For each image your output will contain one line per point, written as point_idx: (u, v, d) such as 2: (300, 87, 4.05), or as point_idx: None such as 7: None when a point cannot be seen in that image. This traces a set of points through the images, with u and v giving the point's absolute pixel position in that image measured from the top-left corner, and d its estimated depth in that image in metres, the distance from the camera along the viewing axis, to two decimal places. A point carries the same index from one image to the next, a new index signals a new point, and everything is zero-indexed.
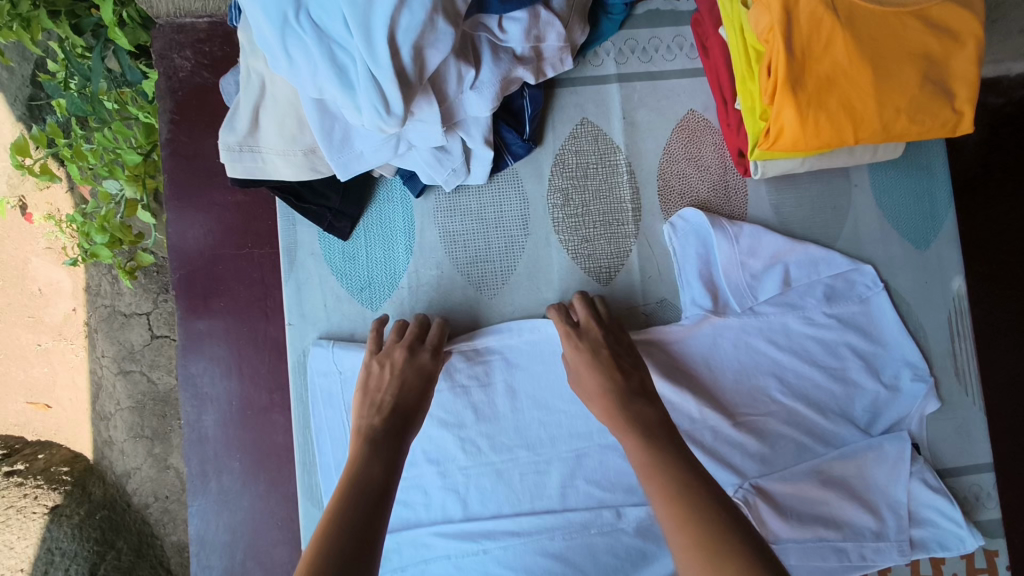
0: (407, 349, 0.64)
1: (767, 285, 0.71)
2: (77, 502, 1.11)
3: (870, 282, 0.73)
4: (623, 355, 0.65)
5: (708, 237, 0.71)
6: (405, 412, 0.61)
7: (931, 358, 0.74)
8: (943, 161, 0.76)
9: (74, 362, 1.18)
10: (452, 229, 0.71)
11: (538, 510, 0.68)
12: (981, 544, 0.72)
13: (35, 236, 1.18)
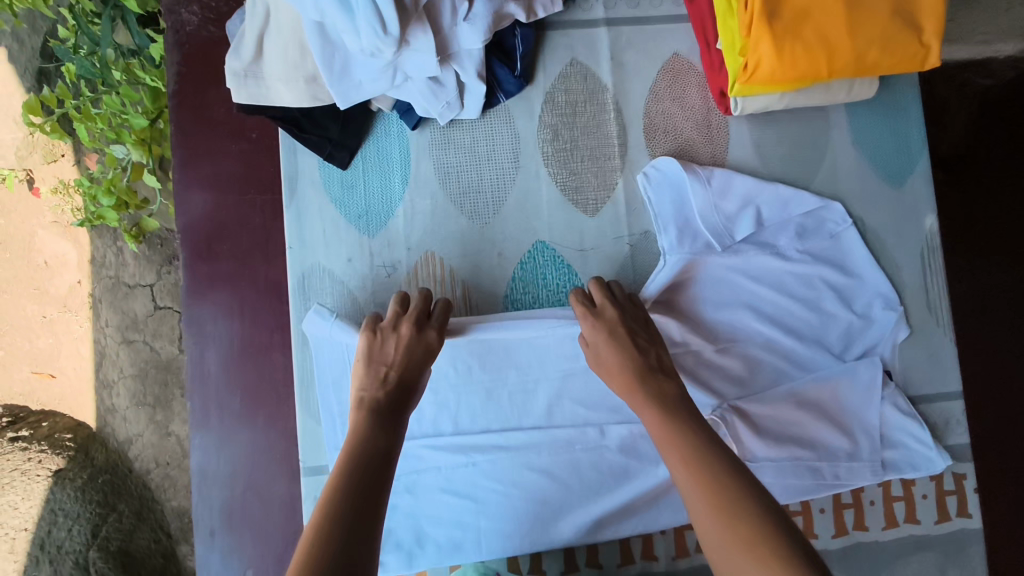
0: (414, 325, 0.66)
1: (743, 227, 0.73)
2: (80, 466, 1.15)
3: (839, 219, 0.77)
4: (639, 332, 0.67)
5: (680, 187, 0.73)
6: (409, 387, 0.63)
7: (904, 290, 0.78)
8: (917, 104, 0.80)
9: (78, 334, 1.21)
10: (446, 161, 0.74)
11: (525, 427, 0.72)
12: (948, 465, 0.76)
13: (41, 210, 1.20)
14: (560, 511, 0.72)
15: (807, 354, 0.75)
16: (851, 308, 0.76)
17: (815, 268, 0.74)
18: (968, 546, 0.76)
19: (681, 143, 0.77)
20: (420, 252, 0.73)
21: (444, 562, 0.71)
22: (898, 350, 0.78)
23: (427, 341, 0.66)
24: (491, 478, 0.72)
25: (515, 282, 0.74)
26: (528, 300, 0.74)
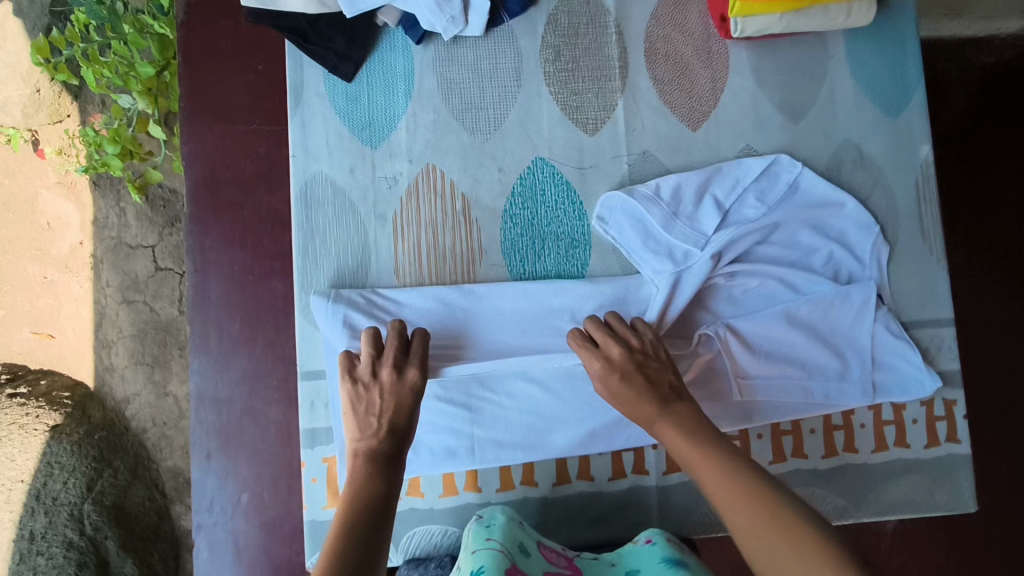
0: (393, 368, 0.65)
1: (707, 219, 0.73)
2: (77, 422, 1.14)
3: (789, 167, 0.76)
4: (648, 364, 0.67)
5: (634, 208, 0.73)
6: (400, 433, 0.64)
7: (898, 217, 0.79)
8: (914, 37, 0.81)
9: (78, 293, 1.22)
10: (450, 78, 0.76)
11: (520, 339, 0.72)
12: (938, 389, 0.77)
13: (44, 170, 1.22)
14: (553, 422, 0.73)
15: (794, 281, 0.76)
16: (837, 232, 0.77)
17: (783, 208, 0.75)
18: (957, 471, 0.77)
19: (681, 68, 0.78)
20: (421, 164, 0.75)
21: (438, 468, 0.72)
22: (891, 274, 0.78)
23: (412, 378, 0.65)
24: (485, 387, 0.72)
25: (514, 196, 0.75)
26: (527, 215, 0.75)
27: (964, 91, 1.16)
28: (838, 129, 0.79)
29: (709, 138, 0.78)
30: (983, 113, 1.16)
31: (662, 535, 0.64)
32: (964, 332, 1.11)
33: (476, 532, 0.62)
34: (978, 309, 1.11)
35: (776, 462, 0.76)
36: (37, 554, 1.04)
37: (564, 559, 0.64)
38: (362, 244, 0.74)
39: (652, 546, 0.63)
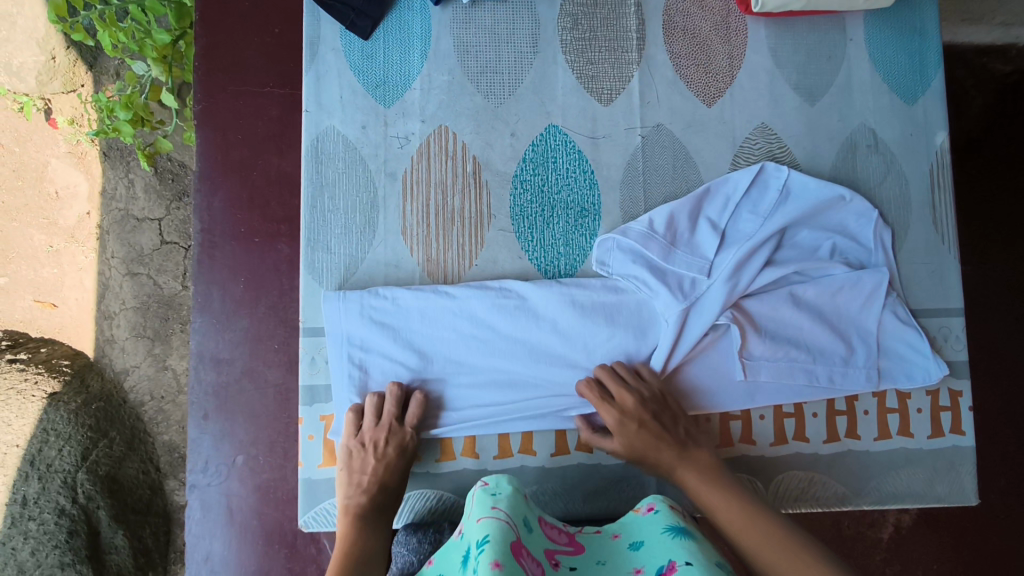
0: (388, 433, 0.67)
1: (705, 243, 0.74)
2: (75, 391, 1.12)
3: (776, 172, 0.76)
4: (663, 413, 0.69)
5: (632, 244, 0.72)
6: (390, 495, 0.66)
7: (910, 204, 0.78)
8: (934, 23, 0.80)
9: (83, 264, 1.22)
10: (466, 40, 0.76)
11: (523, 335, 0.71)
12: (944, 379, 0.76)
13: (55, 140, 1.23)
14: (553, 391, 0.72)
15: (802, 273, 0.75)
16: (841, 218, 0.77)
17: (779, 214, 0.75)
18: (959, 463, 0.75)
19: (699, 42, 0.78)
20: (433, 125, 0.75)
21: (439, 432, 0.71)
22: (901, 260, 0.78)
23: (405, 445, 0.67)
24: (489, 358, 0.71)
25: (525, 162, 0.75)
26: (537, 182, 0.75)
27: (979, 97, 1.15)
28: (854, 113, 0.79)
29: (724, 114, 0.77)
30: (998, 120, 1.15)
31: (664, 502, 0.60)
32: (968, 336, 1.11)
33: (479, 499, 0.57)
34: (982, 314, 1.11)
35: (776, 445, 0.75)
36: (29, 519, 1.02)
37: (565, 536, 0.60)
38: (371, 202, 0.73)
39: (655, 515, 0.59)
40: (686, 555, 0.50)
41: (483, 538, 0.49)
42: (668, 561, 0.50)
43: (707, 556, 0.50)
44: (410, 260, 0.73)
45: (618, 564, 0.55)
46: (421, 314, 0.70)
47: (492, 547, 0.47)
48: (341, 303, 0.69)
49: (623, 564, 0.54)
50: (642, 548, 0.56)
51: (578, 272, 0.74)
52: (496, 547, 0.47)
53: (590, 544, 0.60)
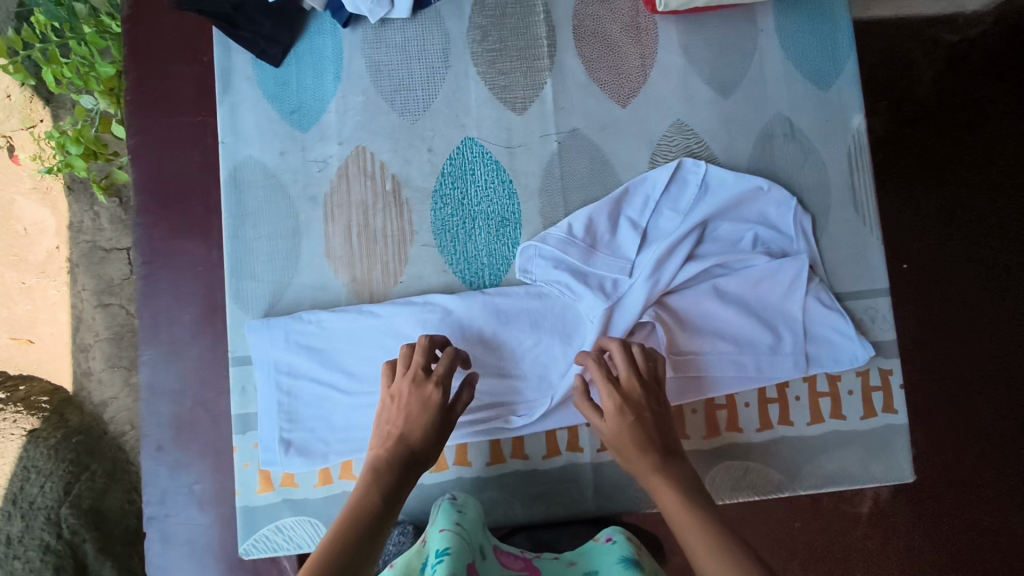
0: (412, 380, 0.65)
1: (626, 243, 0.75)
2: (54, 426, 1.13)
3: (694, 167, 0.77)
4: (662, 416, 0.66)
5: (553, 250, 0.73)
6: (417, 446, 0.63)
7: (830, 188, 0.79)
8: (843, 8, 0.81)
9: (55, 299, 1.21)
10: (378, 59, 0.76)
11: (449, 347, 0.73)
12: (872, 359, 0.77)
13: (19, 177, 1.22)
14: (483, 402, 0.73)
15: (724, 264, 0.76)
16: (761, 207, 0.78)
17: (698, 209, 0.77)
18: (892, 441, 0.77)
19: (609, 44, 0.79)
20: (351, 146, 0.75)
21: None
22: (824, 245, 0.79)
23: (427, 395, 0.65)
24: None
25: (443, 177, 0.76)
26: (457, 196, 0.76)
27: (930, 70, 1.19)
28: (769, 103, 0.80)
29: (638, 114, 0.79)
30: (948, 95, 1.19)
31: (621, 535, 0.66)
32: (916, 310, 1.14)
33: (442, 514, 0.62)
34: (929, 288, 1.14)
35: (709, 438, 0.76)
36: (14, 558, 1.03)
37: (521, 561, 0.64)
38: (293, 227, 0.74)
39: (612, 545, 0.65)
40: None
41: (442, 550, 0.54)
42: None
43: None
44: (335, 282, 0.74)
45: None
46: (348, 333, 0.72)
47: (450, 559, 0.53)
48: (267, 332, 0.71)
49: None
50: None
51: (503, 281, 0.75)
52: (454, 560, 0.52)
53: (547, 566, 0.64)
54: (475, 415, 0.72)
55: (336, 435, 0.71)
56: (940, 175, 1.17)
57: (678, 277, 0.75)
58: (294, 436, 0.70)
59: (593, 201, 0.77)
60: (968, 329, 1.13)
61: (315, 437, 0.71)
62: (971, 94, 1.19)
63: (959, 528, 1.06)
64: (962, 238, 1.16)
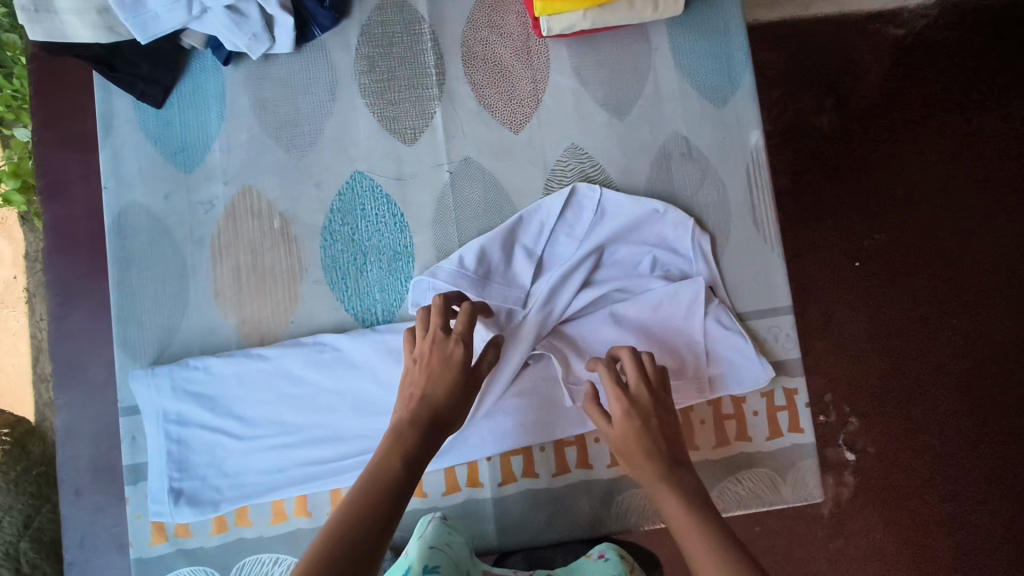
0: (434, 341, 0.63)
1: (522, 272, 0.74)
2: (14, 459, 0.89)
3: (590, 191, 0.76)
4: (668, 424, 0.65)
5: (445, 283, 0.72)
6: (443, 402, 0.61)
7: (728, 208, 0.79)
8: (738, 23, 0.80)
9: None
10: (262, 96, 0.75)
11: (341, 386, 0.72)
12: (774, 379, 0.77)
13: None
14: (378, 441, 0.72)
15: (621, 288, 0.75)
16: (659, 230, 0.77)
17: (595, 234, 0.76)
18: (799, 461, 0.76)
19: (500, 69, 0.78)
20: (237, 186, 0.74)
21: (268, 495, 0.71)
22: (725, 264, 0.78)
23: (453, 354, 0.63)
24: (313, 413, 0.72)
25: (333, 213, 0.75)
26: (347, 231, 0.75)
27: (875, 65, 1.19)
28: (666, 122, 0.79)
29: (532, 139, 0.77)
30: (893, 94, 1.19)
31: (616, 552, 0.64)
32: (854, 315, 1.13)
33: (433, 528, 0.63)
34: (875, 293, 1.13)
35: (613, 466, 0.75)
36: None
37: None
38: (180, 271, 0.73)
39: (604, 562, 0.63)
40: None
41: (430, 568, 0.56)
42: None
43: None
44: (224, 325, 0.73)
45: None
46: (237, 378, 0.71)
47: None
48: (151, 381, 0.70)
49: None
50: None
51: (396, 317, 0.74)
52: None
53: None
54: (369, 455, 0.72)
55: (229, 481, 0.71)
56: (888, 176, 1.17)
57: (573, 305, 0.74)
58: (186, 485, 0.70)
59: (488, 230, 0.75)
60: (911, 333, 1.13)
61: (207, 484, 0.70)
62: (915, 93, 1.19)
63: (900, 531, 1.08)
64: (905, 242, 1.16)
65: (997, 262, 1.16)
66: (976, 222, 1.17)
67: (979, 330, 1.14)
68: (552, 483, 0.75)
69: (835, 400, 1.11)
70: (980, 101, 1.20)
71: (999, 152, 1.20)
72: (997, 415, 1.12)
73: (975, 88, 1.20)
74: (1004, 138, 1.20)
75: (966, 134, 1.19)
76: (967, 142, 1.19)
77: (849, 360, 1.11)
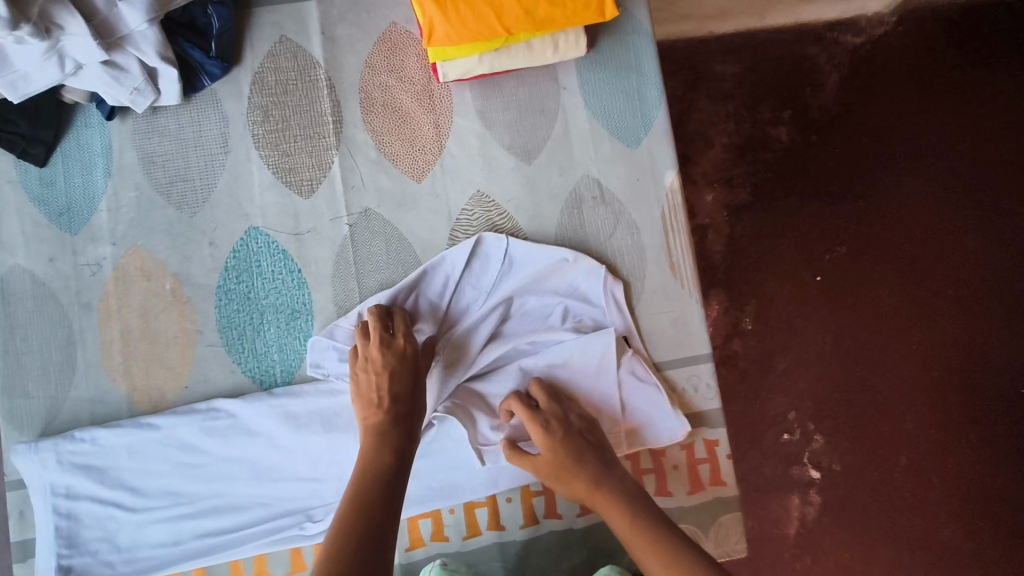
0: (382, 345, 0.65)
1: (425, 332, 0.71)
2: None
3: (495, 242, 0.72)
4: (586, 427, 0.68)
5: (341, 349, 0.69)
6: (408, 393, 0.64)
7: (644, 252, 0.76)
8: (650, 60, 0.79)
9: None
10: (150, 151, 0.73)
11: (236, 454, 0.68)
12: (694, 431, 0.74)
13: None
14: (276, 509, 0.69)
15: (532, 342, 0.72)
16: (571, 279, 0.73)
17: (502, 287, 0.72)
18: (722, 516, 0.74)
19: (400, 115, 0.75)
20: (126, 246, 0.72)
21: (160, 571, 0.67)
22: (642, 312, 0.75)
23: (405, 350, 0.66)
24: (207, 483, 0.68)
25: (227, 271, 0.72)
26: (242, 290, 0.72)
27: (835, 75, 1.15)
28: (576, 165, 0.76)
29: (435, 187, 0.75)
30: (854, 104, 1.14)
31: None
32: (813, 340, 1.09)
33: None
34: (841, 309, 1.09)
35: (527, 526, 0.72)
36: None
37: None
38: (67, 337, 0.70)
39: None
40: None
41: None
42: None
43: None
44: (115, 392, 0.70)
45: None
46: (126, 448, 0.68)
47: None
48: (34, 456, 0.67)
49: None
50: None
51: (295, 378, 0.71)
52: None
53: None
54: (268, 525, 0.68)
55: (122, 556, 0.67)
56: (850, 190, 1.13)
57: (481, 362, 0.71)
58: (75, 561, 0.67)
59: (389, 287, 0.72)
60: (876, 350, 1.09)
61: (99, 560, 0.67)
62: (876, 102, 1.15)
63: (866, 555, 1.05)
64: (867, 260, 1.11)
65: (961, 276, 1.13)
66: (940, 235, 1.13)
67: (943, 347, 1.10)
68: (462, 547, 0.71)
69: (799, 420, 1.07)
70: (942, 110, 1.16)
71: (964, 162, 1.16)
72: (963, 433, 1.09)
73: (937, 97, 1.17)
74: (968, 148, 1.16)
75: (929, 143, 1.16)
76: (930, 151, 1.15)
77: (811, 381, 1.08)
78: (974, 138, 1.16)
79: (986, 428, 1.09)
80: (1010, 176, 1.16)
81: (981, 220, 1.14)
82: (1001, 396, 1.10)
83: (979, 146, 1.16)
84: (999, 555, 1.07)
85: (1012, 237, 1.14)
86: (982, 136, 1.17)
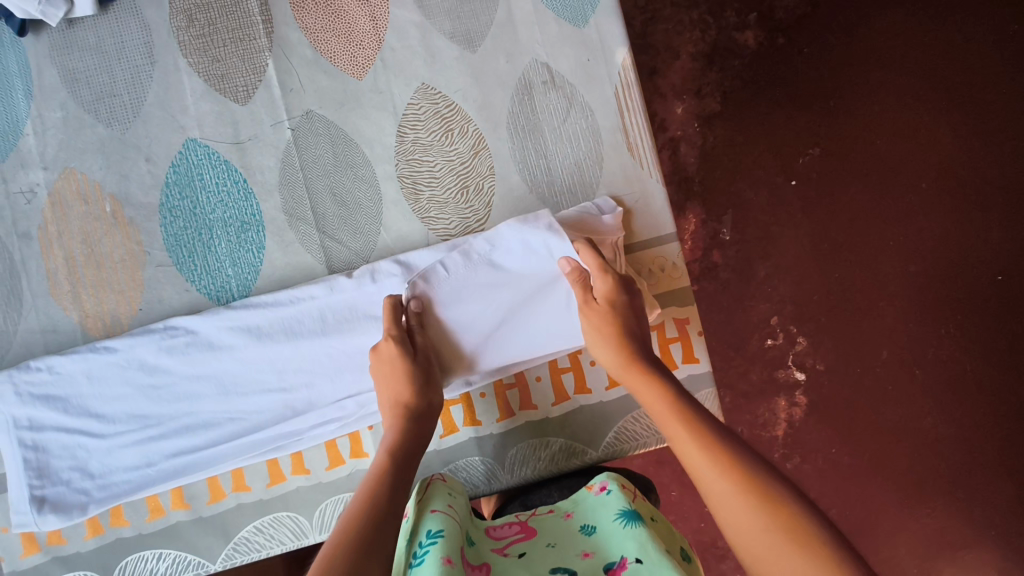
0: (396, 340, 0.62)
1: (416, 263, 0.68)
2: None
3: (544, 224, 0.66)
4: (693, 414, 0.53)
5: (291, 293, 0.68)
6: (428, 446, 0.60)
7: (599, 134, 0.74)
8: None
9: None
10: (71, 66, 0.69)
11: (200, 370, 0.66)
12: (663, 310, 0.73)
13: None
14: (247, 424, 0.67)
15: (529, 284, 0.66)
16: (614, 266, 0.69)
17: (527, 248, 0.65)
18: (697, 392, 0.73)
19: (333, 11, 0.71)
20: (58, 170, 0.68)
21: (137, 494, 0.66)
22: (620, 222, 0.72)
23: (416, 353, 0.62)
24: (173, 402, 0.66)
25: (169, 187, 0.69)
26: (187, 206, 0.69)
27: None
28: (522, 49, 0.73)
29: (378, 83, 0.71)
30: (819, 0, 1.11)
31: (617, 482, 0.58)
32: (789, 240, 1.08)
33: (437, 491, 0.56)
34: (816, 209, 1.09)
35: (503, 419, 0.72)
36: None
37: (517, 526, 0.58)
38: (10, 269, 0.68)
39: (607, 496, 0.57)
40: (646, 540, 0.49)
41: (435, 530, 0.50)
42: (619, 557, 0.48)
43: (657, 548, 0.48)
44: (67, 320, 0.68)
45: (570, 544, 0.53)
46: (86, 373, 0.66)
47: (443, 542, 0.48)
48: None
49: (570, 546, 0.52)
50: (593, 533, 0.53)
51: (252, 292, 0.69)
52: (447, 543, 0.48)
53: (543, 524, 0.57)
54: (241, 439, 0.67)
55: (95, 482, 0.66)
56: (820, 86, 1.09)
57: (450, 281, 0.64)
58: (48, 492, 0.65)
59: (343, 206, 0.70)
60: (855, 246, 1.08)
61: (72, 489, 0.66)
62: None
63: (856, 448, 1.06)
64: (842, 156, 1.09)
65: (940, 167, 1.09)
66: (920, 127, 1.09)
67: (922, 237, 1.08)
68: (440, 445, 0.71)
69: (783, 323, 1.07)
70: None
71: (945, 49, 1.10)
72: (949, 320, 1.08)
73: None
74: (947, 35, 1.10)
75: (904, 31, 1.10)
76: (907, 42, 1.10)
77: (790, 282, 1.07)
78: (952, 23, 1.11)
79: (976, 318, 1.07)
80: (994, 55, 1.10)
81: (965, 107, 1.10)
82: (986, 281, 1.08)
83: (961, 30, 1.10)
84: (992, 439, 1.06)
85: (996, 118, 1.09)
86: (959, 14, 1.11)
